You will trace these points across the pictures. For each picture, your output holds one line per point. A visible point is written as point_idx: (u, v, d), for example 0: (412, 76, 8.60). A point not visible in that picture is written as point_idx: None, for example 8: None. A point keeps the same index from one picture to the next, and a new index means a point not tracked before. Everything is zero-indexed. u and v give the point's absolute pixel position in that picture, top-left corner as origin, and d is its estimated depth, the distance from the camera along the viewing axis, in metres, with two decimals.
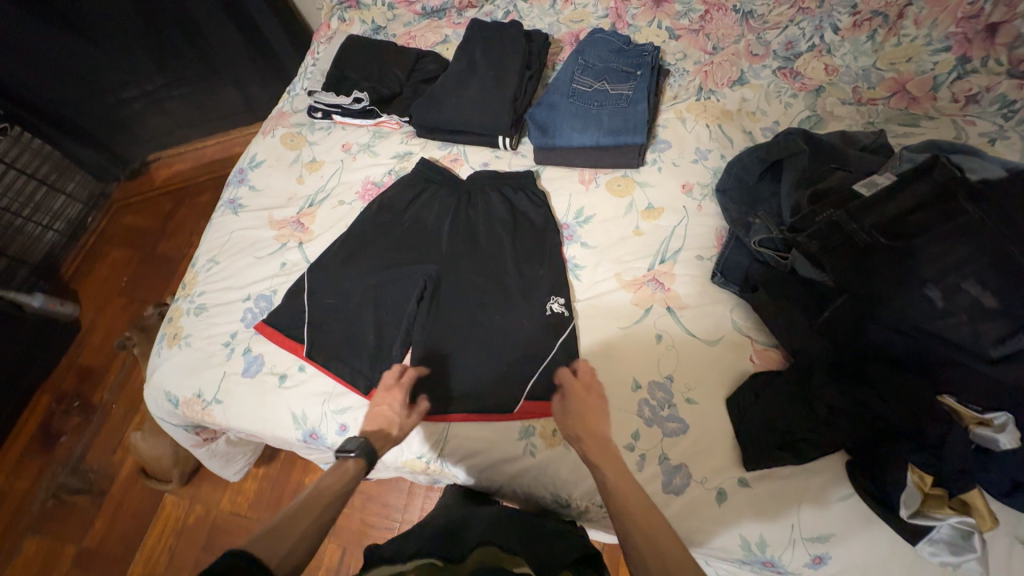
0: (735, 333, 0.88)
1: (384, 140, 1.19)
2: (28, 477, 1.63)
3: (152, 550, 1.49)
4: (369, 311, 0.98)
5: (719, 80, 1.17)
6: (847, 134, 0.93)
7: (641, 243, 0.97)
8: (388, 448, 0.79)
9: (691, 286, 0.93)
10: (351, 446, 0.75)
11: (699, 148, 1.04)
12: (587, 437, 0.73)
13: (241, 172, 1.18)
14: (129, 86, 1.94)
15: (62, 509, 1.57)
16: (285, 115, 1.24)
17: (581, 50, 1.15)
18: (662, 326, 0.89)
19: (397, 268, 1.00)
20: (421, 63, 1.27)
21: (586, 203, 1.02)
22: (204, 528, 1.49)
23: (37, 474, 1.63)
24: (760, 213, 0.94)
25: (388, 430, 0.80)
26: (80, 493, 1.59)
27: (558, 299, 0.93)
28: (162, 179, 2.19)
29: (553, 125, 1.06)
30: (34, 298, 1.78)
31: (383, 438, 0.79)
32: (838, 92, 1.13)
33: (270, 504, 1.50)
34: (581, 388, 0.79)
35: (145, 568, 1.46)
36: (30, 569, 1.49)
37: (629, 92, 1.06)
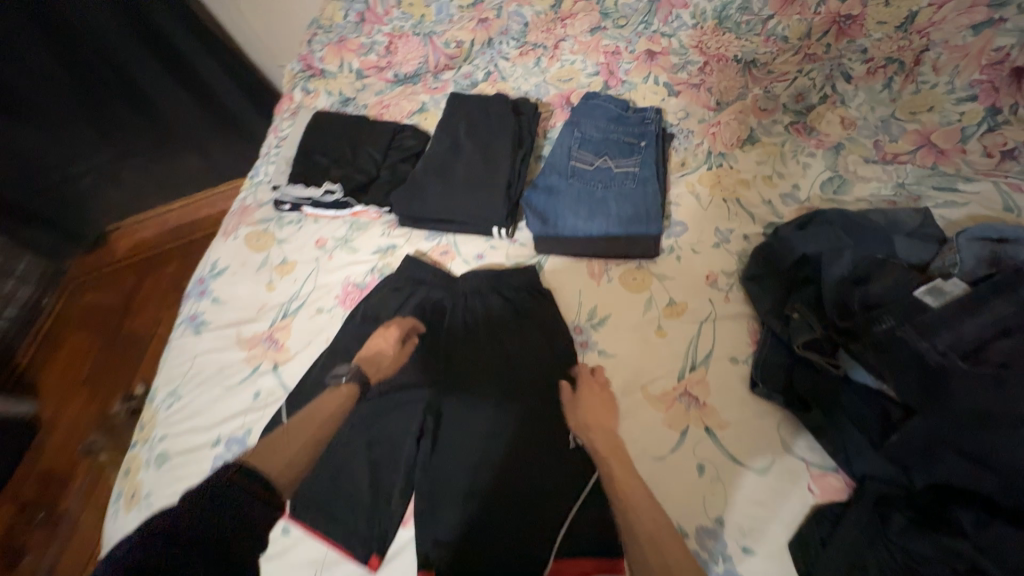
0: (787, 456, 0.76)
1: (363, 233, 1.06)
2: None
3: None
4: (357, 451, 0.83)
5: (727, 140, 1.06)
6: (886, 213, 0.83)
7: (666, 347, 0.86)
8: (376, 375, 0.87)
9: (729, 399, 0.81)
10: (343, 372, 0.87)
11: (718, 228, 0.93)
12: (594, 432, 0.79)
13: (202, 281, 1.04)
14: (77, 160, 1.70)
15: None
16: (248, 209, 1.11)
17: (575, 119, 1.04)
18: (702, 454, 0.77)
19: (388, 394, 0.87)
20: (398, 138, 1.14)
21: (599, 301, 0.90)
22: None
23: None
24: (795, 303, 0.81)
25: (378, 360, 0.89)
26: None
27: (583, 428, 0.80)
28: (129, 248, 1.92)
29: (554, 212, 0.95)
30: None
31: (372, 366, 0.88)
32: (858, 147, 1.04)
33: None
34: (594, 385, 0.83)
35: None
36: None
37: (634, 170, 0.96)
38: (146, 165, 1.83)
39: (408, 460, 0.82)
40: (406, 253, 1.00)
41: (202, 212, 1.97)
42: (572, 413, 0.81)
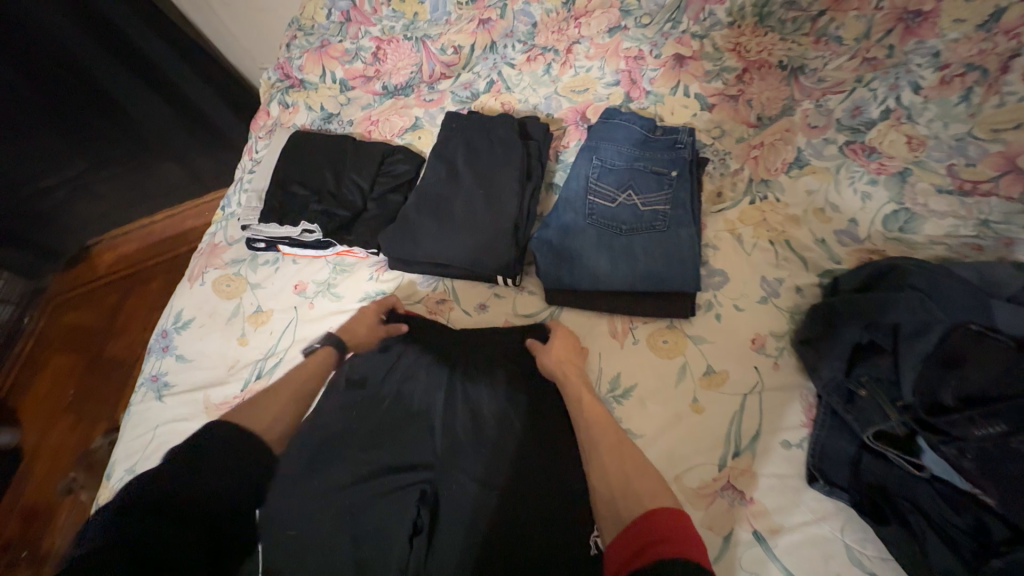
0: (857, 572, 0.62)
1: (348, 277, 0.93)
2: None
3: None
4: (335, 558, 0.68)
5: (772, 165, 0.91)
6: (977, 270, 0.68)
7: (704, 426, 0.72)
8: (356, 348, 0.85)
9: (781, 495, 0.67)
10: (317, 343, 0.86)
11: (765, 278, 0.79)
12: (570, 371, 0.75)
13: (166, 334, 0.91)
14: (47, 173, 1.50)
15: None
16: (217, 249, 0.97)
17: (593, 144, 0.89)
18: (752, 567, 0.64)
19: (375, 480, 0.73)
20: (388, 162, 0.99)
21: (624, 368, 0.76)
22: None
23: None
24: (861, 378, 0.69)
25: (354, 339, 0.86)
26: None
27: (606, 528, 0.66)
28: (111, 263, 1.75)
29: (571, 258, 0.80)
30: None
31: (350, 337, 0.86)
32: (929, 174, 0.86)
33: None
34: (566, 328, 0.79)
35: None
36: None
37: (665, 207, 0.80)
38: (124, 177, 1.65)
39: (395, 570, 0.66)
40: (400, 305, 0.88)
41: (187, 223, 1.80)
42: (545, 354, 0.76)
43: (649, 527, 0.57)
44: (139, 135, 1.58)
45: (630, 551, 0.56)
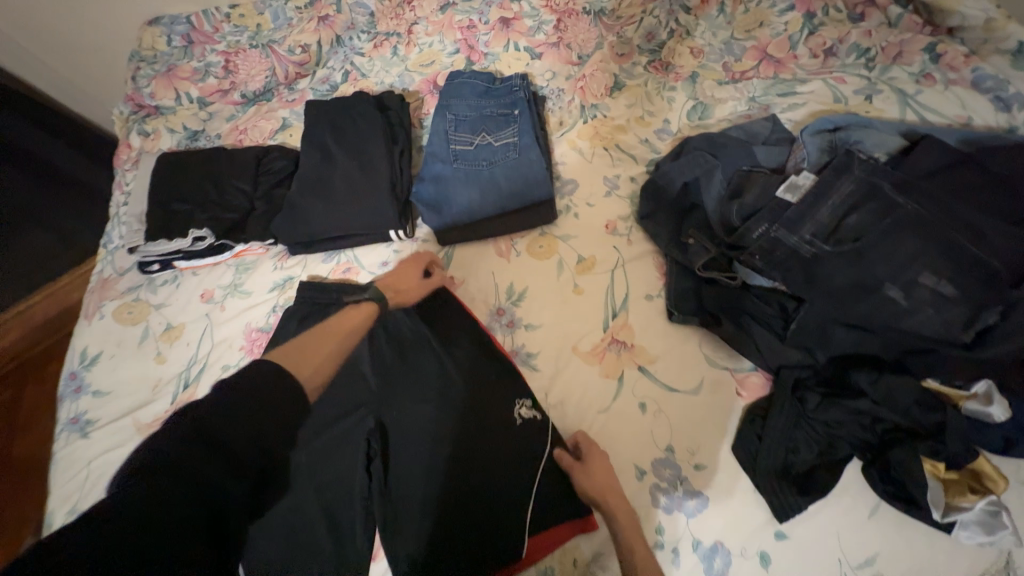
0: (714, 370, 0.81)
1: (252, 273, 0.97)
2: None
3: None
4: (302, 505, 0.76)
5: (597, 91, 1.09)
6: (743, 127, 0.90)
7: (586, 302, 0.87)
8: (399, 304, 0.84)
9: (653, 334, 0.84)
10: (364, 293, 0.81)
11: (606, 177, 0.96)
12: (608, 499, 0.70)
13: (75, 375, 0.90)
14: None
15: None
16: (109, 281, 0.97)
17: (445, 102, 1.01)
18: (642, 392, 0.80)
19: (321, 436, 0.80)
20: (265, 162, 1.05)
21: (515, 278, 0.90)
22: None
23: None
24: (690, 230, 0.86)
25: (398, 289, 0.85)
26: None
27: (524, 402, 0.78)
28: None
29: (448, 200, 0.92)
30: None
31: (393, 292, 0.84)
32: (711, 73, 1.10)
33: None
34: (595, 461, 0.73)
35: None
36: None
37: (515, 139, 0.95)
38: None
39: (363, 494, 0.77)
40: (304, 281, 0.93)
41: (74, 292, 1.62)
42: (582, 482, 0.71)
43: None
44: None
45: None
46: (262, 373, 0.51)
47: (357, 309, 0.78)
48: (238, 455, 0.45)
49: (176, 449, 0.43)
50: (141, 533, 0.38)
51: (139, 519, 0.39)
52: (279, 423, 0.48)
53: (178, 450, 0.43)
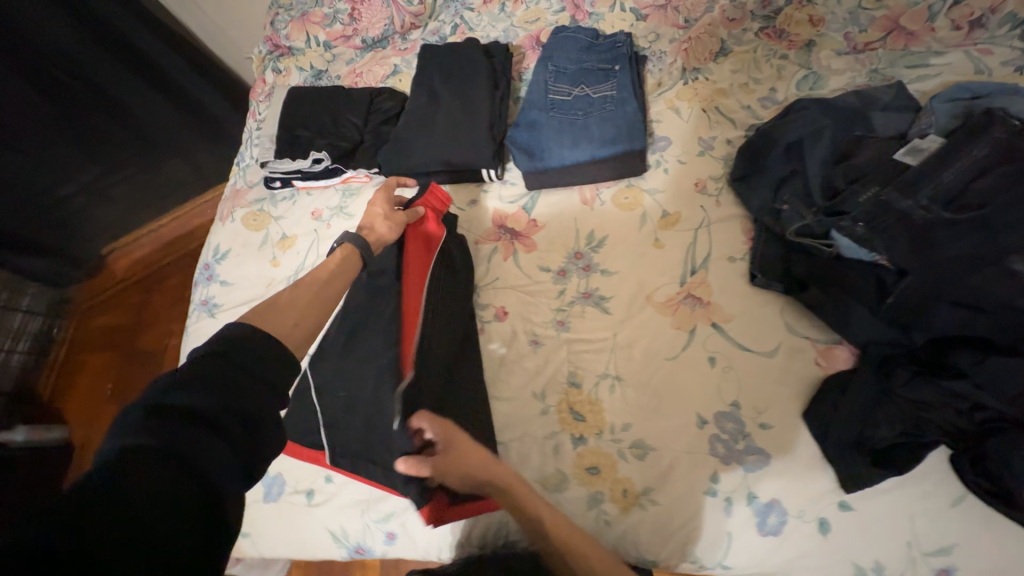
0: (793, 337, 0.79)
1: (356, 198, 1.08)
2: None
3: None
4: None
5: (702, 55, 1.07)
6: (862, 92, 0.85)
7: (665, 256, 0.88)
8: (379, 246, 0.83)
9: (731, 294, 0.84)
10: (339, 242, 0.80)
11: (702, 137, 0.95)
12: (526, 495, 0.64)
13: (208, 267, 1.06)
14: (64, 182, 1.63)
15: None
16: (240, 193, 1.12)
17: (548, 55, 1.05)
18: (712, 347, 0.80)
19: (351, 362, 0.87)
20: (376, 102, 1.15)
21: (596, 226, 0.93)
22: None
23: None
24: (785, 197, 0.84)
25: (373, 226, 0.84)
26: None
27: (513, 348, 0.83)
28: (126, 270, 1.93)
29: (541, 145, 0.96)
30: (15, 432, 1.55)
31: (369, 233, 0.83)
32: (829, 43, 1.04)
33: None
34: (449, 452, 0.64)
35: None
36: None
37: (613, 92, 0.96)
38: (133, 180, 1.79)
39: None
40: None
41: (196, 221, 1.97)
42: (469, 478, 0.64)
43: None
44: (144, 135, 1.72)
45: None
46: (232, 339, 0.53)
47: (331, 255, 0.78)
48: (217, 423, 0.45)
49: (152, 417, 0.44)
50: (131, 493, 0.39)
51: (131, 470, 0.40)
52: (257, 383, 0.50)
53: (153, 416, 0.44)
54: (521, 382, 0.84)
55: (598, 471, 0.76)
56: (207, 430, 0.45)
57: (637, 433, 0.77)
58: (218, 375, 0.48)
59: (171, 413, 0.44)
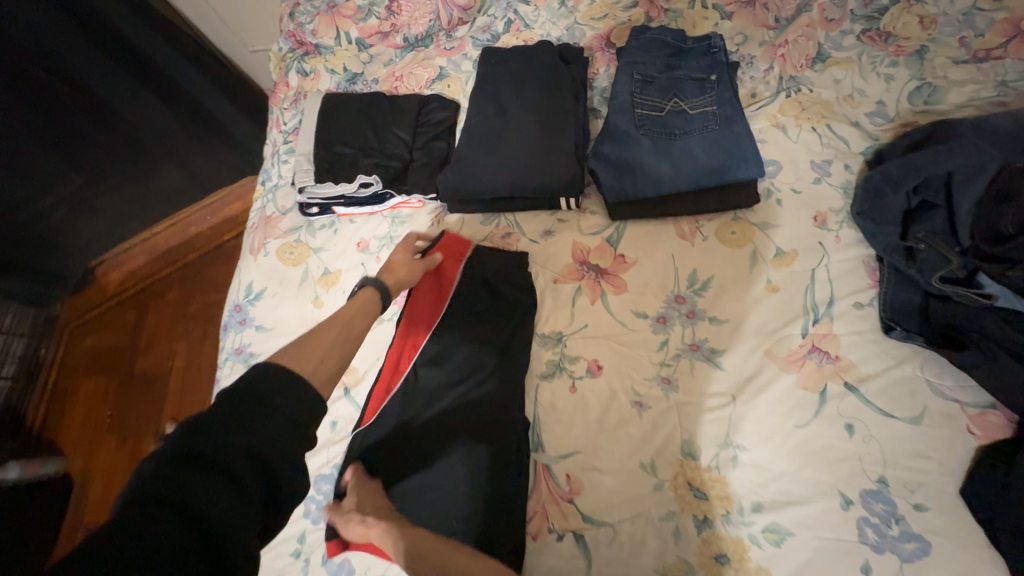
0: (939, 400, 0.70)
1: (409, 227, 0.94)
2: None
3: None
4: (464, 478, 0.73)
5: (797, 61, 0.94)
6: (1012, 116, 0.75)
7: (782, 302, 0.77)
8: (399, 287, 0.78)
9: (863, 348, 0.74)
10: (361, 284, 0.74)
11: (814, 162, 0.84)
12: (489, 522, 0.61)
13: (240, 309, 0.92)
14: (43, 193, 1.45)
15: None
16: (272, 220, 0.97)
17: (631, 60, 0.91)
18: (849, 411, 0.70)
19: (410, 422, 0.77)
20: (425, 112, 1.00)
21: (698, 264, 0.81)
22: None
23: None
24: (919, 234, 0.76)
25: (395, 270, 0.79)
26: None
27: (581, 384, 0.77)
28: (117, 283, 1.75)
29: (632, 169, 0.83)
30: (8, 468, 1.42)
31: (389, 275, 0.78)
32: (944, 49, 0.89)
33: None
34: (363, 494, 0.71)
35: None
36: None
37: (713, 108, 0.84)
38: (123, 188, 1.60)
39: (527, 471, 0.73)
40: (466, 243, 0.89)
41: (192, 229, 1.78)
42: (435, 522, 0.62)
43: None
44: (137, 139, 1.52)
45: None
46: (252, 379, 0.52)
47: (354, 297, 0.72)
48: (230, 471, 0.46)
49: (166, 464, 0.45)
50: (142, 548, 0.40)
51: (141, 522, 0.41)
52: (274, 425, 0.50)
53: (169, 463, 0.45)
54: (627, 452, 0.73)
55: (725, 558, 0.66)
56: (223, 480, 0.46)
57: (771, 514, 0.67)
58: (238, 420, 0.49)
59: (188, 460, 0.46)
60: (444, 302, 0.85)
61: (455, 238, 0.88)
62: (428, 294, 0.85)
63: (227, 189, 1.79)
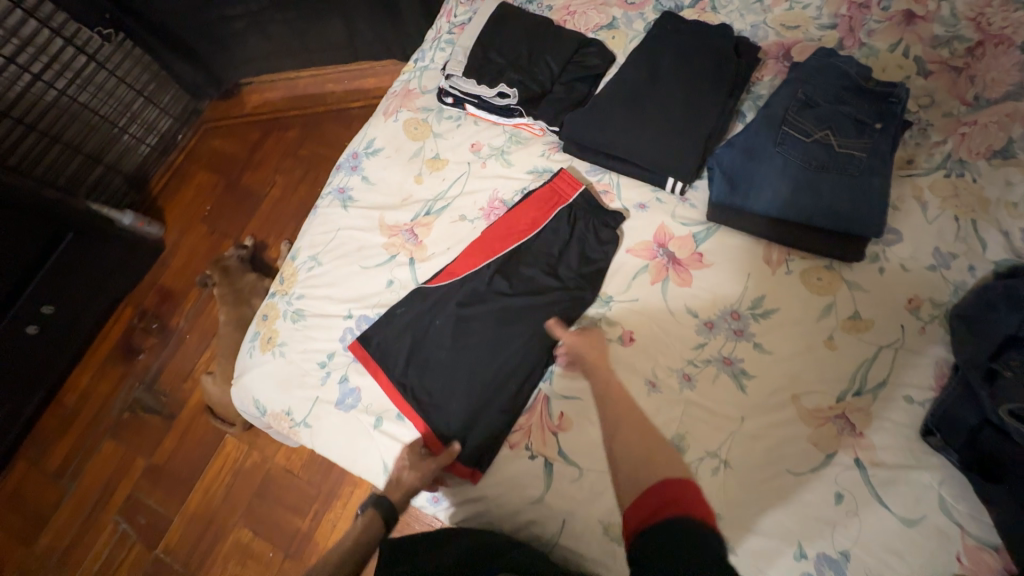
0: (943, 517, 0.68)
1: (521, 148, 1.00)
2: (113, 377, 1.66)
3: (209, 485, 1.48)
4: (471, 364, 0.83)
5: (975, 147, 0.87)
6: None
7: (833, 362, 0.77)
8: (435, 237, 0.96)
9: (892, 436, 0.72)
10: (418, 227, 0.97)
11: (939, 250, 0.80)
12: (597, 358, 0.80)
13: (356, 157, 1.04)
14: (234, 3, 1.68)
15: (136, 423, 1.59)
16: (411, 94, 1.07)
17: (801, 77, 0.88)
18: (845, 483, 0.70)
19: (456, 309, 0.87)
20: (581, 52, 1.03)
21: (768, 292, 0.81)
22: (259, 476, 1.46)
23: (119, 381, 1.65)
24: (1012, 362, 0.70)
25: (460, 219, 0.97)
26: (153, 412, 1.60)
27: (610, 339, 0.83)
28: (253, 106, 1.99)
29: (749, 180, 0.83)
30: (124, 215, 1.69)
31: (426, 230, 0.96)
32: None
33: (262, 501, 1.43)
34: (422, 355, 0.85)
35: (202, 499, 1.46)
36: (103, 471, 1.54)
37: (861, 154, 0.81)
38: (292, 23, 1.78)
39: (522, 382, 0.82)
40: (567, 181, 0.94)
41: (329, 86, 1.96)
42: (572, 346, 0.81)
43: (662, 491, 0.65)
44: None
45: (650, 507, 0.64)
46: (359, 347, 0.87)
47: (401, 244, 0.96)
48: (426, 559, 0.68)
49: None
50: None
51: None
52: None
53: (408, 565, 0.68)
54: (626, 428, 0.75)
55: None
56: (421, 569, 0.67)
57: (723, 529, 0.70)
58: None
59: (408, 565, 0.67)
60: (528, 236, 0.91)
61: (569, 176, 0.94)
62: (511, 217, 0.92)
63: (369, 65, 1.94)
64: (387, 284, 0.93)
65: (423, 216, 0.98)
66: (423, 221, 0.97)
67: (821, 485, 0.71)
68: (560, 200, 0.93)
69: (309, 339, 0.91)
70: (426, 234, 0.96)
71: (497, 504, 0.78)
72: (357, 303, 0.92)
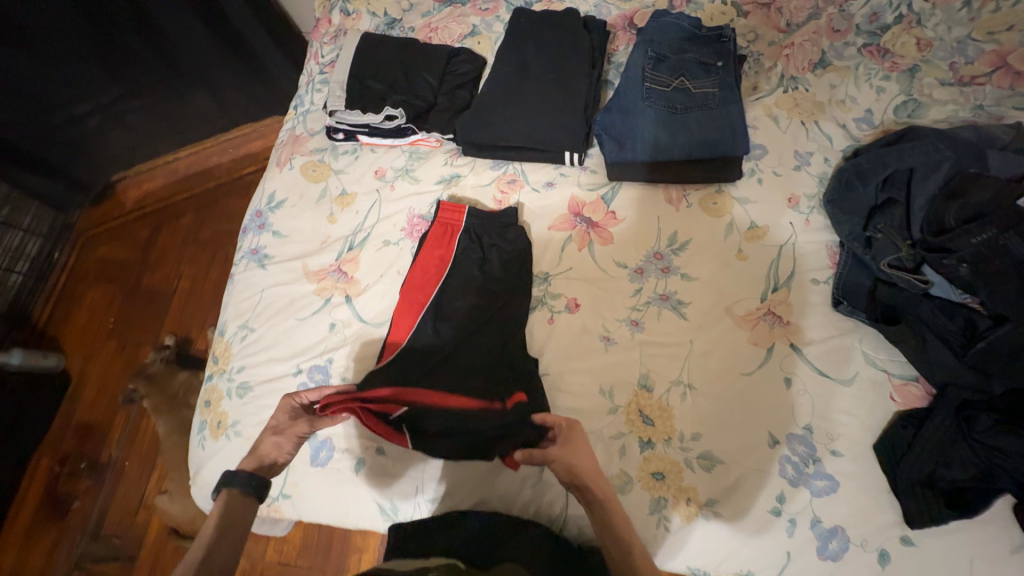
0: (872, 369, 0.79)
1: (424, 162, 1.02)
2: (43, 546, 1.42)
3: None
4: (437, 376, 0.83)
5: (800, 64, 1.02)
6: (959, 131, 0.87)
7: (748, 269, 0.86)
8: (367, 270, 0.95)
9: (813, 315, 0.83)
10: (346, 265, 0.96)
11: (799, 151, 0.93)
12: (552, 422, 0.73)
13: (260, 214, 1.01)
14: (82, 99, 1.54)
15: None
16: (300, 139, 1.06)
17: (648, 38, 0.99)
18: (790, 368, 0.79)
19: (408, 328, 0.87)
20: (454, 62, 1.08)
21: (679, 227, 0.90)
22: None
23: (54, 545, 1.42)
24: (879, 225, 0.85)
25: (385, 245, 0.97)
26: (107, 562, 1.40)
27: (557, 309, 0.88)
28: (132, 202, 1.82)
29: (632, 135, 0.92)
30: (12, 355, 1.48)
31: (353, 265, 0.96)
32: (934, 70, 0.99)
33: None
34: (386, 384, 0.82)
35: None
36: None
37: (714, 90, 0.92)
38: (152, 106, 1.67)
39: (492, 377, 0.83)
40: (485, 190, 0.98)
41: (212, 160, 1.84)
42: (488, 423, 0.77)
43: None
44: (174, 63, 1.58)
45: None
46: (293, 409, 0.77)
47: (334, 286, 0.94)
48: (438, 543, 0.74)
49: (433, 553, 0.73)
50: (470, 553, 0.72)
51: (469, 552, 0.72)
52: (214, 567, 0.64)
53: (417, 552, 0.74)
54: (590, 395, 0.81)
55: (661, 477, 0.75)
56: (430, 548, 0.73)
57: (707, 444, 0.76)
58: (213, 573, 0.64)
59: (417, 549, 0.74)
60: (452, 243, 0.93)
61: (451, 205, 0.95)
62: (437, 230, 0.94)
63: (251, 126, 1.85)
64: (330, 328, 0.91)
65: (346, 253, 0.96)
66: (350, 257, 0.96)
67: (772, 377, 0.79)
68: (454, 230, 0.94)
69: (262, 408, 0.86)
70: (354, 268, 0.95)
71: (500, 488, 0.79)
72: (303, 356, 0.89)
